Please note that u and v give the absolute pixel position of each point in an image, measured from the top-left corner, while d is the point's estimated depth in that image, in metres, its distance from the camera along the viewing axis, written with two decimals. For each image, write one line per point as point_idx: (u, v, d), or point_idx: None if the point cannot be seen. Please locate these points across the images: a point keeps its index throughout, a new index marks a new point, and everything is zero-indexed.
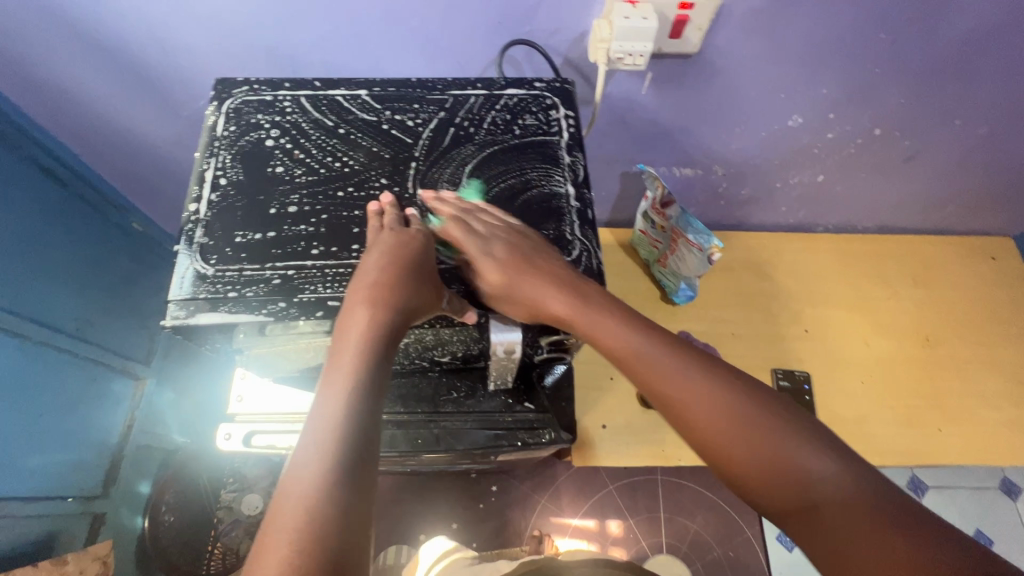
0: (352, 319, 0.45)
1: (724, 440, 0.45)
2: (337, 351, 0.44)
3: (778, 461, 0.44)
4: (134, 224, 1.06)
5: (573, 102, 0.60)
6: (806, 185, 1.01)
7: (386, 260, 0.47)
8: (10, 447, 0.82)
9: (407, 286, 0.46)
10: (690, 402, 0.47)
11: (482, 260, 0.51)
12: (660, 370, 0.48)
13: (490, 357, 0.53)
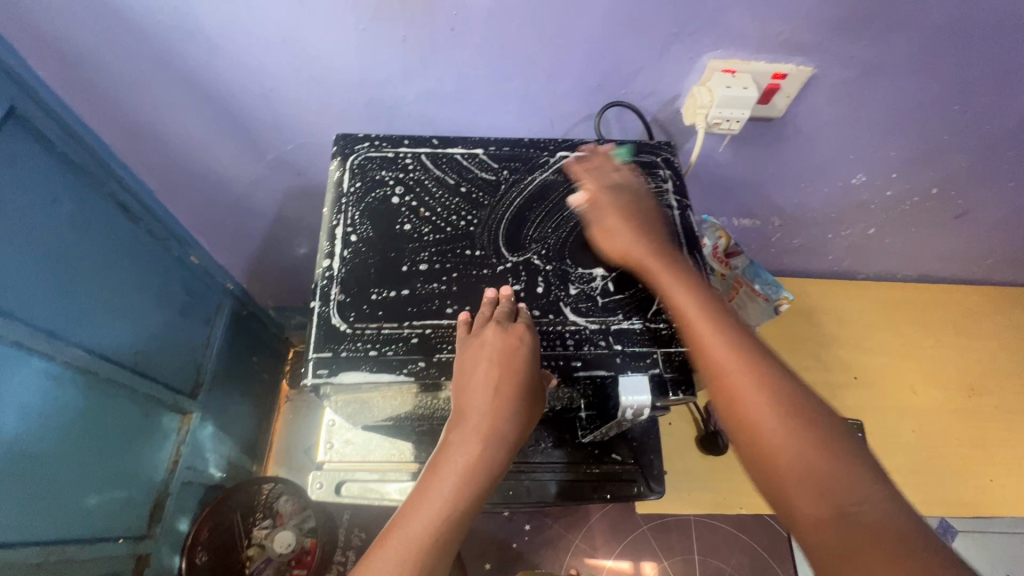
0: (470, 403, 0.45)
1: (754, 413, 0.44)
2: (453, 441, 0.44)
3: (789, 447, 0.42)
4: (193, 258, 1.05)
5: (677, 168, 0.62)
6: (856, 237, 1.04)
7: (506, 357, 0.46)
8: (72, 486, 0.80)
9: (523, 386, 0.46)
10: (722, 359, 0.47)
11: (611, 322, 0.52)
12: (710, 348, 0.47)
13: (611, 417, 0.54)
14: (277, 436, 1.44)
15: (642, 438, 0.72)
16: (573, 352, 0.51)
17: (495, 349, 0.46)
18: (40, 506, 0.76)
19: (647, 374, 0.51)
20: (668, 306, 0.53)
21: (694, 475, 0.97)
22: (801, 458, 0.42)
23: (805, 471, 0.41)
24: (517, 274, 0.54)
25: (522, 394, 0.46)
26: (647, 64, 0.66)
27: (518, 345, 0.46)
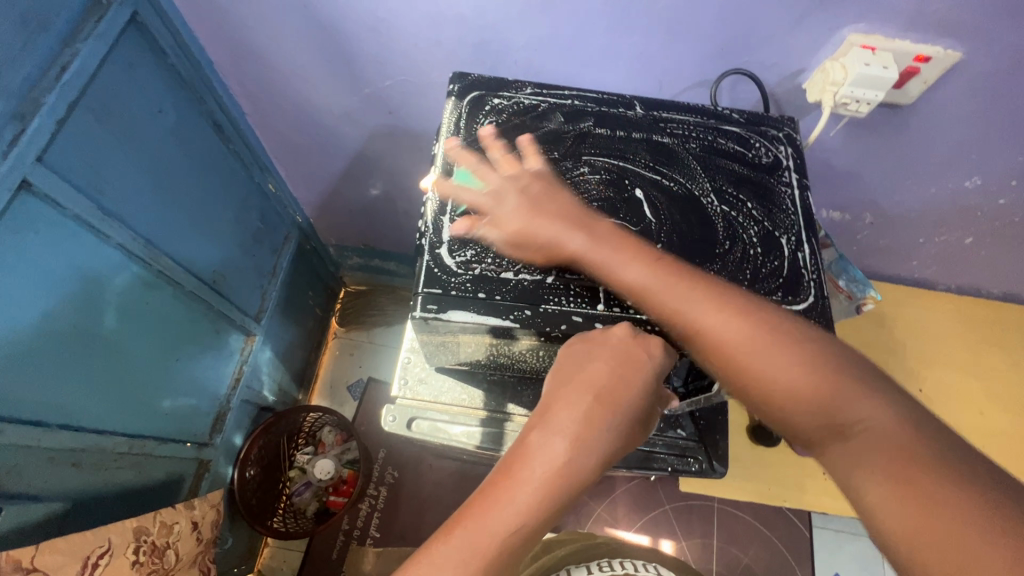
0: (568, 404, 0.44)
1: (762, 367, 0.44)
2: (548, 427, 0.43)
3: (803, 381, 0.43)
4: (270, 186, 1.07)
5: (798, 147, 0.58)
6: (949, 244, 0.98)
7: (622, 369, 0.45)
8: (151, 387, 0.85)
9: (632, 399, 0.45)
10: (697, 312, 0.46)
11: None
12: (692, 307, 0.46)
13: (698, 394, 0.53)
14: (323, 369, 1.49)
15: (708, 417, 0.72)
16: None
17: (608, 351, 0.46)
18: (123, 402, 0.80)
19: None
20: (779, 287, 0.51)
21: (739, 463, 0.97)
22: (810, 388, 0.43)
23: (786, 373, 0.43)
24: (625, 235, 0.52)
25: (627, 398, 0.45)
26: (779, 32, 0.62)
27: (638, 351, 0.46)
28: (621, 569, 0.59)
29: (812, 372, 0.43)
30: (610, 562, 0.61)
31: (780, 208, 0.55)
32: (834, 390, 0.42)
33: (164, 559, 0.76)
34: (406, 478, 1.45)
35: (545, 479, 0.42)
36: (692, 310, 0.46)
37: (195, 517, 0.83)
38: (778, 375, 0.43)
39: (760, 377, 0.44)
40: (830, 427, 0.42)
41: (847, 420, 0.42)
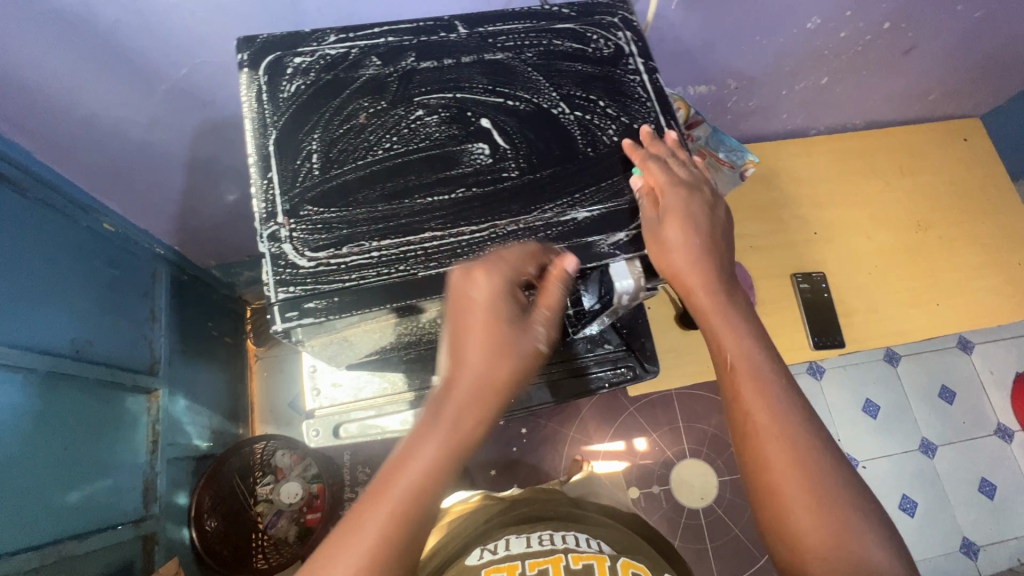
0: (462, 335, 0.40)
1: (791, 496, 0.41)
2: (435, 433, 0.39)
3: (839, 531, 0.40)
4: (107, 225, 0.92)
5: (637, 30, 0.55)
6: (809, 89, 1.01)
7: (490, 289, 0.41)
8: (46, 488, 0.75)
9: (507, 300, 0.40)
10: (753, 401, 0.44)
11: (593, 209, 0.47)
12: (757, 396, 0.44)
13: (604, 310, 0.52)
14: (254, 396, 1.40)
15: (630, 322, 0.72)
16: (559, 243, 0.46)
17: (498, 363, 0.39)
18: (18, 513, 0.70)
19: (638, 255, 0.47)
20: None
21: (676, 353, 1.01)
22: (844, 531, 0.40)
23: (813, 518, 0.41)
24: (483, 172, 0.47)
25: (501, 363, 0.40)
26: None
27: (451, 338, 0.40)
28: (560, 544, 0.53)
29: (827, 508, 0.41)
30: (551, 535, 0.56)
31: (633, 98, 0.52)
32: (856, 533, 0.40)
33: None
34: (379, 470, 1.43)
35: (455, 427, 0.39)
36: (742, 388, 0.45)
37: None
38: (799, 493, 0.41)
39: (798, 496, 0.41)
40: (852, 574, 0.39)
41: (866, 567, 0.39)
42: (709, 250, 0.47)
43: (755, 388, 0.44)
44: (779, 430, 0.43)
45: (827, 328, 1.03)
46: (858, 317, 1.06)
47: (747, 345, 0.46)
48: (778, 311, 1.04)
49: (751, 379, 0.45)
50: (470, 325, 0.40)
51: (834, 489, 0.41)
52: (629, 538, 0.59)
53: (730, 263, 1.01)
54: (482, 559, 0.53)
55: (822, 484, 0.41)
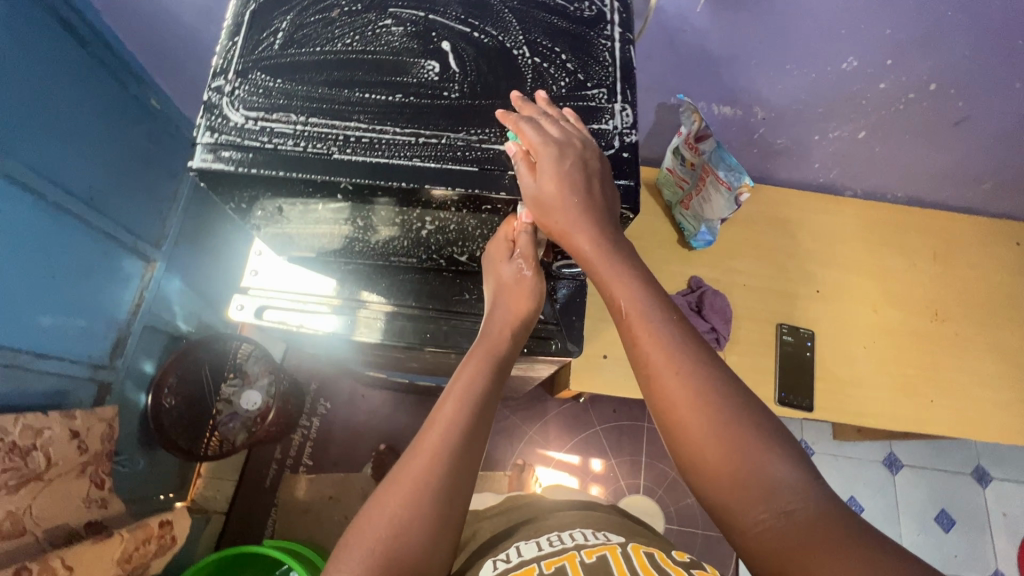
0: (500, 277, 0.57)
1: (696, 427, 0.41)
2: (466, 366, 0.51)
3: (742, 453, 0.40)
4: (152, 101, 1.03)
5: (626, 1, 0.55)
6: (844, 141, 0.97)
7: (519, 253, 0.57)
8: (24, 302, 0.83)
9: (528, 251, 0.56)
10: (645, 342, 0.44)
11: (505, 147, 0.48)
12: (649, 336, 0.44)
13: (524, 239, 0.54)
14: None
15: (567, 300, 0.72)
16: (476, 166, 0.47)
17: (506, 309, 0.56)
18: None
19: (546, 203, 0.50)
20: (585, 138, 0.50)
21: None
22: (748, 456, 0.40)
23: (714, 442, 0.40)
24: (425, 86, 0.49)
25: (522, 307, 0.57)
26: None
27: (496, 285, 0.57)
28: (571, 541, 0.57)
29: (729, 430, 0.40)
30: (558, 535, 0.59)
31: (596, 61, 0.53)
32: (757, 457, 0.40)
33: (32, 460, 0.74)
34: (338, 409, 1.48)
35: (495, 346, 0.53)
36: (637, 332, 0.44)
37: (76, 426, 0.82)
38: (708, 424, 0.41)
39: (697, 424, 0.41)
40: (753, 492, 0.39)
41: (767, 483, 0.39)
42: (589, 204, 0.47)
43: (645, 329, 0.44)
44: (674, 367, 0.42)
45: (800, 387, 0.98)
46: (838, 386, 1.00)
47: (637, 288, 0.46)
48: (752, 354, 1.00)
49: (642, 321, 0.44)
50: (505, 277, 0.57)
51: (732, 414, 0.41)
52: (620, 522, 0.66)
53: (713, 292, 0.98)
54: (497, 570, 0.55)
55: (723, 405, 0.41)
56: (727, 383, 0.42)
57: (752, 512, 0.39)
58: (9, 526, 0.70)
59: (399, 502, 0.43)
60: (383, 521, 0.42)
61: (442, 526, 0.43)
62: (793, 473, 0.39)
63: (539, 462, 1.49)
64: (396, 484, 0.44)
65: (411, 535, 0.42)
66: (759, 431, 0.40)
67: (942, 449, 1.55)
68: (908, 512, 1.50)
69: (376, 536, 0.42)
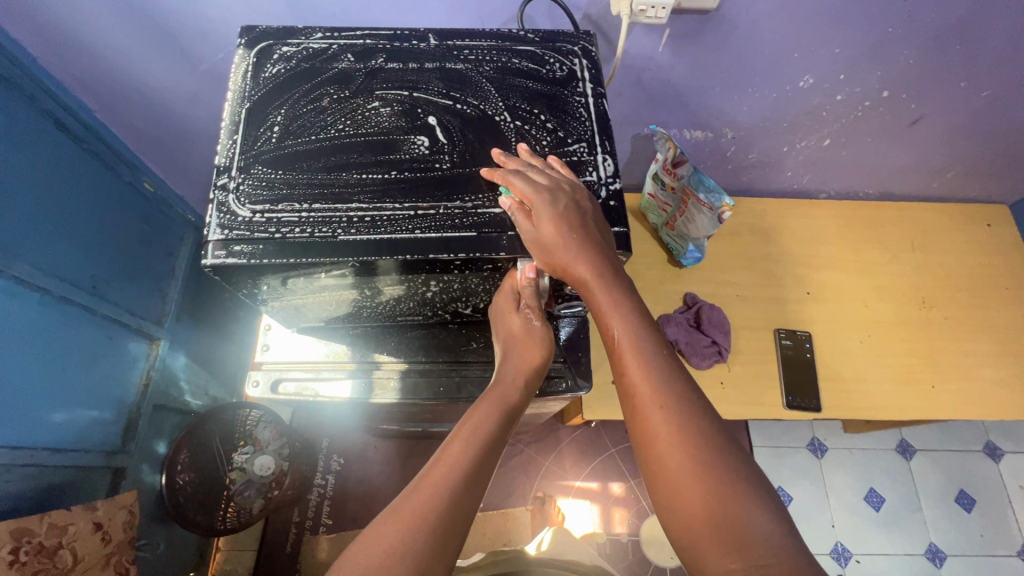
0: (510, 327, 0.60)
1: (676, 465, 0.42)
2: (475, 408, 0.54)
3: (718, 500, 0.41)
4: (146, 185, 1.06)
5: (593, 58, 0.59)
6: (812, 149, 1.02)
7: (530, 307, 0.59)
8: (37, 397, 0.84)
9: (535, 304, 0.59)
10: (635, 371, 0.46)
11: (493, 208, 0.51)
12: (638, 369, 0.46)
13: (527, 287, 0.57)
14: None
15: (571, 338, 0.74)
16: (474, 231, 0.50)
17: (519, 359, 0.59)
18: (7, 416, 0.79)
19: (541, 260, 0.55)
20: None
21: None
22: (723, 502, 0.40)
23: (693, 484, 0.41)
24: (418, 161, 0.53)
25: (534, 357, 0.59)
26: None
27: (507, 333, 0.60)
28: None
29: (709, 473, 0.42)
30: None
31: (572, 117, 0.56)
32: (733, 506, 0.40)
33: (59, 559, 0.73)
34: (353, 464, 1.47)
35: (505, 390, 0.56)
36: (628, 363, 0.47)
37: (99, 517, 0.81)
38: (685, 462, 0.42)
39: (676, 461, 0.43)
40: (726, 539, 0.39)
41: (739, 531, 0.40)
42: (590, 242, 0.49)
43: (635, 361, 0.47)
44: (661, 403, 0.44)
45: (804, 389, 1.00)
46: (841, 383, 1.02)
47: (631, 323, 0.48)
48: (754, 362, 1.02)
49: (634, 353, 0.47)
50: (512, 326, 0.60)
51: (714, 457, 0.42)
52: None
53: (708, 307, 1.01)
54: None
55: (705, 448, 0.43)
56: (712, 427, 0.44)
57: (720, 563, 0.39)
58: None
59: (397, 532, 0.44)
60: (380, 549, 0.43)
61: (436, 557, 0.44)
62: (770, 528, 0.40)
63: (559, 493, 1.49)
64: (394, 515, 0.45)
65: (406, 562, 0.42)
66: (737, 482, 0.41)
67: (950, 429, 1.58)
68: (929, 497, 1.51)
69: (369, 561, 0.42)
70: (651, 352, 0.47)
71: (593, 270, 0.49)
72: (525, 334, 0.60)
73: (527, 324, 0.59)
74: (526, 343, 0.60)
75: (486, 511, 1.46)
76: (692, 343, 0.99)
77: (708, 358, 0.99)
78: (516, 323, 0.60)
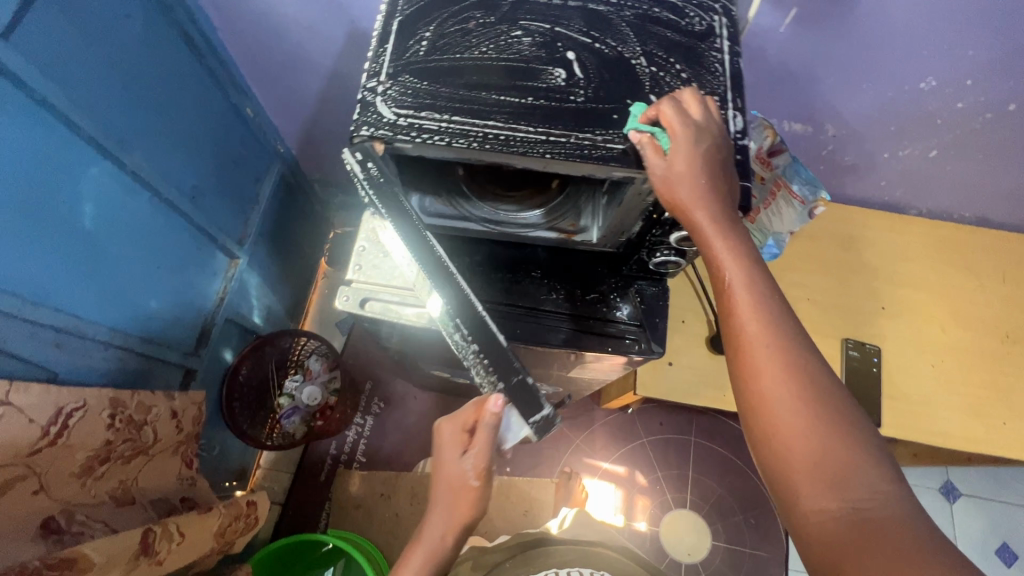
0: (448, 466, 0.65)
1: (781, 401, 0.45)
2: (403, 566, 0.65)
3: (822, 439, 0.43)
4: (248, 110, 1.11)
5: (733, 18, 0.60)
6: (914, 159, 0.99)
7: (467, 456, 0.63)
8: (137, 288, 0.90)
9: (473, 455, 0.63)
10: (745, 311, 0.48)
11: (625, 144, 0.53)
12: (749, 310, 0.48)
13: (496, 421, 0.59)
14: (311, 307, 1.56)
15: (650, 302, 0.74)
16: (602, 163, 0.52)
17: (453, 515, 0.65)
18: (111, 299, 0.86)
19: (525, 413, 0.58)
20: None
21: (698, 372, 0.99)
22: (825, 440, 0.43)
23: (798, 421, 0.44)
24: (555, 91, 0.54)
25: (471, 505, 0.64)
26: None
27: (442, 488, 0.66)
28: None
29: (813, 414, 0.44)
30: None
31: (708, 70, 0.57)
32: (837, 447, 0.42)
33: (144, 434, 0.79)
34: (392, 410, 1.52)
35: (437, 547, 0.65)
36: (739, 300, 0.48)
37: (175, 407, 0.87)
38: (790, 401, 0.44)
39: (781, 399, 0.45)
40: (825, 475, 0.42)
41: (840, 469, 0.42)
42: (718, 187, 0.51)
43: (748, 301, 0.48)
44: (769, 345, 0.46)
45: (865, 403, 0.98)
46: (904, 404, 0.99)
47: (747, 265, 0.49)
48: None
49: (747, 291, 0.48)
50: (446, 476, 0.65)
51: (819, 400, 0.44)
52: None
53: None
54: None
55: (812, 390, 0.44)
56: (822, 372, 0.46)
57: (818, 501, 0.42)
58: (121, 494, 0.74)
59: None
60: None
61: None
62: (874, 472, 0.41)
63: (585, 472, 1.50)
64: None
65: None
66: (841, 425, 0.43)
67: (1003, 479, 1.51)
68: (968, 544, 1.45)
69: None
70: (765, 301, 0.48)
71: (713, 214, 0.50)
72: (461, 483, 0.64)
73: (462, 468, 0.64)
74: (458, 495, 0.64)
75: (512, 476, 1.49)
76: None
77: None
78: (452, 469, 0.65)
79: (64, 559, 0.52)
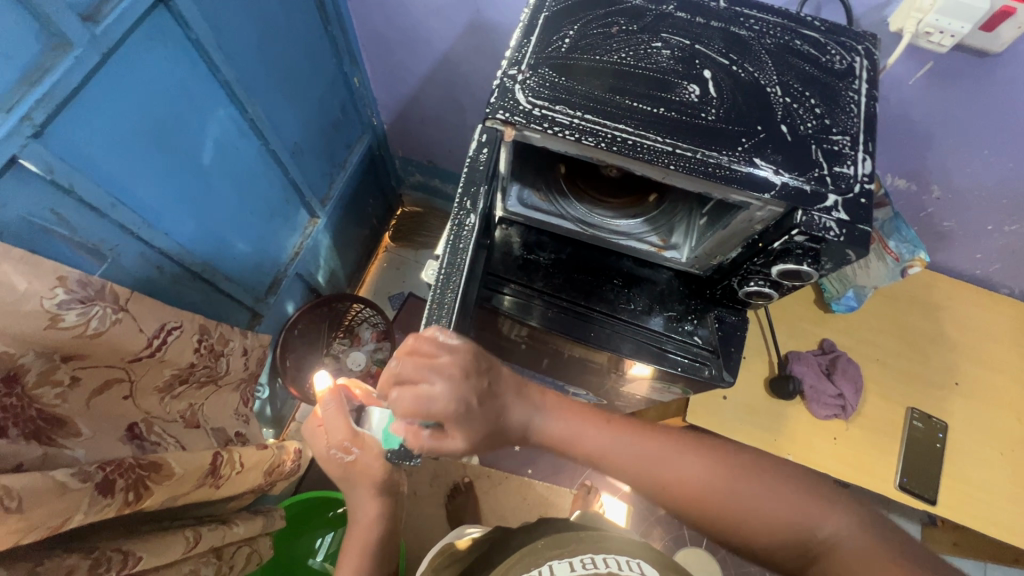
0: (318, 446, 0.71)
1: (688, 491, 0.52)
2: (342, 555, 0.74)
3: (739, 513, 0.51)
4: (355, 80, 1.16)
5: (874, 61, 0.59)
6: (1020, 237, 0.94)
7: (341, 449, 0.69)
8: (230, 228, 0.95)
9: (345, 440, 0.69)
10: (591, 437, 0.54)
11: (749, 169, 0.53)
12: (603, 435, 0.54)
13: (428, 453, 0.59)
14: (369, 278, 1.61)
15: (727, 330, 0.74)
16: (723, 184, 0.53)
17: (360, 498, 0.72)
18: (208, 234, 0.90)
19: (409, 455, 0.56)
20: (823, 177, 0.53)
21: (752, 413, 0.96)
22: (743, 510, 0.51)
23: (713, 502, 0.51)
24: (688, 106, 0.55)
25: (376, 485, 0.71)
26: None
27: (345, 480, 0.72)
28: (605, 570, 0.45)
29: (726, 490, 0.52)
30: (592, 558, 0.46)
31: (844, 108, 0.57)
32: (756, 504, 0.51)
33: (219, 364, 0.83)
34: None
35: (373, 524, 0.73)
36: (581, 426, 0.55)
37: (247, 345, 0.92)
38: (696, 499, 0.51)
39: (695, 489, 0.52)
40: (762, 533, 0.50)
41: (762, 525, 0.50)
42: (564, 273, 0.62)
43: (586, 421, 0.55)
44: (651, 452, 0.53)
45: (923, 477, 0.93)
46: (964, 488, 0.94)
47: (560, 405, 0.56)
48: (876, 431, 0.97)
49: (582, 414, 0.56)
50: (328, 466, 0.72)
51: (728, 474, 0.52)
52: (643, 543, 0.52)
53: (846, 358, 0.97)
54: None
55: (707, 478, 0.52)
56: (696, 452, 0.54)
57: (765, 537, 0.50)
58: (190, 416, 0.77)
59: None
60: None
61: None
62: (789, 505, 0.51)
63: (605, 490, 1.49)
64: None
65: None
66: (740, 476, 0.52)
67: None
68: None
69: None
70: (615, 440, 0.54)
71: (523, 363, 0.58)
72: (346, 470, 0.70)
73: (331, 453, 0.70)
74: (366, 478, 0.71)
75: (532, 478, 1.49)
76: (817, 389, 0.95)
77: (829, 409, 0.95)
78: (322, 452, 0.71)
79: (153, 462, 0.55)
